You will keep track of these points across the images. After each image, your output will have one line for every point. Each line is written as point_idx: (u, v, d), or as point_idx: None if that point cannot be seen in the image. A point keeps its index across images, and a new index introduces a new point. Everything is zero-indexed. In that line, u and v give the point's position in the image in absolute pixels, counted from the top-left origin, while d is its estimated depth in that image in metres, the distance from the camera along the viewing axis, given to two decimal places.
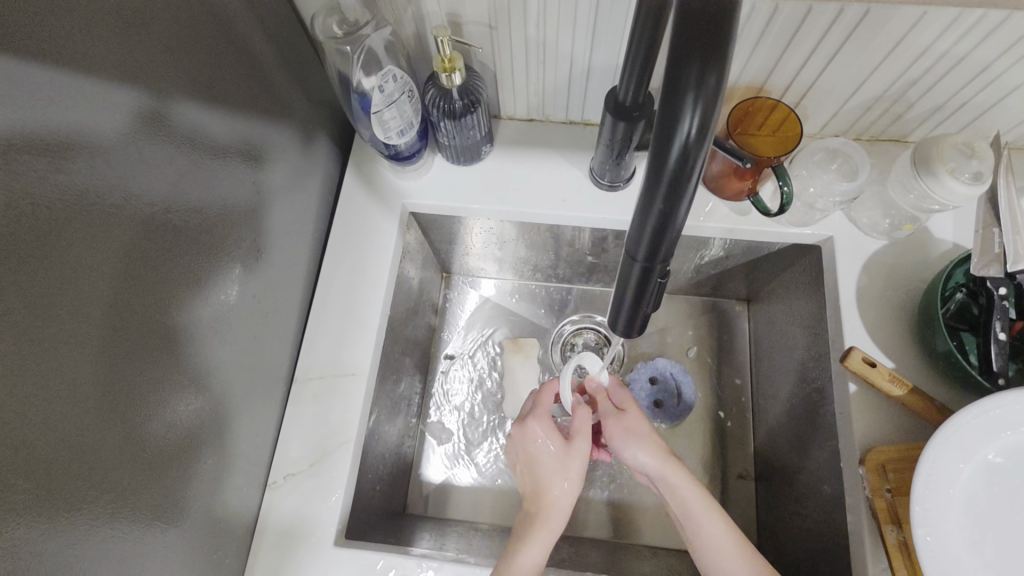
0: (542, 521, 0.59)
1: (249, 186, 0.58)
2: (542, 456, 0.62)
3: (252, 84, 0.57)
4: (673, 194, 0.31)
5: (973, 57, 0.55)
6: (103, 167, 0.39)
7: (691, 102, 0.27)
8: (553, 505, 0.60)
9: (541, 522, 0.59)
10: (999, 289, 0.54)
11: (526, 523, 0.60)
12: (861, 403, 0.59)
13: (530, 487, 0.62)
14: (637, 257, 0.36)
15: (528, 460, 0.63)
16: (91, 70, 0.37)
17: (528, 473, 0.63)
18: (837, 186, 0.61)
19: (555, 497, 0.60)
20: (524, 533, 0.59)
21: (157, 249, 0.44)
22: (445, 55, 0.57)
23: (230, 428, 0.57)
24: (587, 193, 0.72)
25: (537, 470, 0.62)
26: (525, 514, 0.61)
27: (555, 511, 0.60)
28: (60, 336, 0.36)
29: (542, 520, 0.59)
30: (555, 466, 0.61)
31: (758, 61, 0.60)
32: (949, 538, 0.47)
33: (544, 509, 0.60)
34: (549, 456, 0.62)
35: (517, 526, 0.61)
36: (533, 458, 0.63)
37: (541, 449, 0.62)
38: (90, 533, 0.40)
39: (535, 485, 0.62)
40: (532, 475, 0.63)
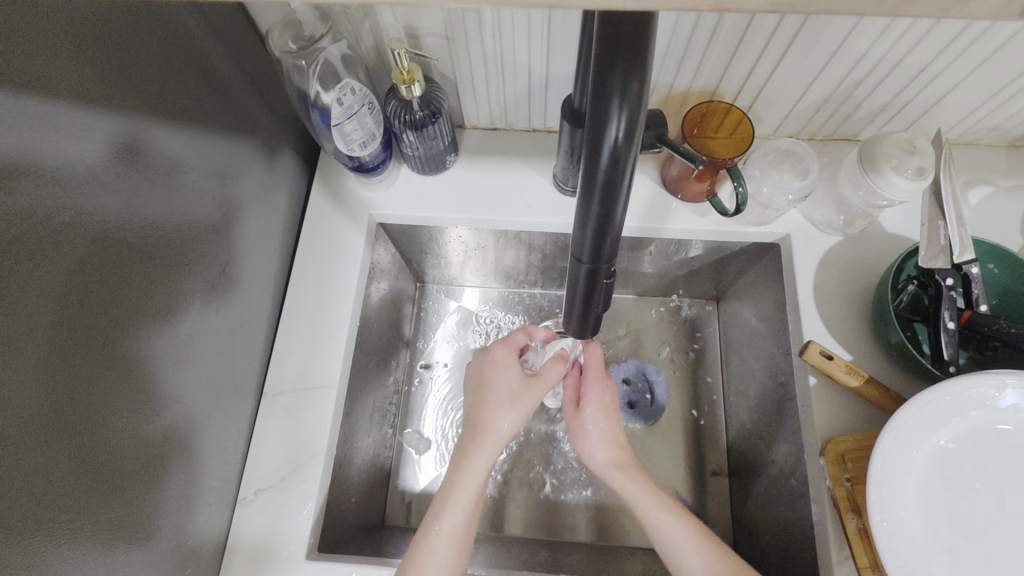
0: (478, 446, 0.59)
1: (211, 202, 0.58)
2: (501, 382, 0.62)
3: (212, 100, 0.58)
4: (608, 195, 0.32)
5: (911, 58, 0.57)
6: (54, 188, 0.39)
7: (616, 108, 0.29)
8: (491, 431, 0.59)
9: (478, 449, 0.59)
10: (946, 279, 0.56)
11: (464, 450, 0.59)
12: (821, 396, 0.60)
13: (473, 411, 0.62)
14: (582, 258, 0.37)
15: (478, 382, 0.64)
16: (40, 92, 0.38)
17: (477, 396, 0.62)
18: (789, 184, 0.63)
19: (497, 425, 0.59)
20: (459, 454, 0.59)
21: (114, 267, 0.45)
22: (403, 68, 0.57)
23: (198, 444, 0.56)
24: (552, 199, 0.73)
25: (485, 397, 0.62)
26: (464, 434, 0.61)
27: (493, 436, 0.59)
28: (13, 357, 0.36)
29: (480, 445, 0.59)
30: (502, 396, 0.61)
31: (710, 67, 0.62)
32: (904, 523, 0.48)
33: (483, 436, 0.59)
34: (509, 383, 0.62)
35: (454, 453, 0.60)
36: (483, 380, 0.63)
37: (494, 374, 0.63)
38: (50, 556, 0.40)
39: (477, 406, 0.62)
40: (477, 398, 0.62)
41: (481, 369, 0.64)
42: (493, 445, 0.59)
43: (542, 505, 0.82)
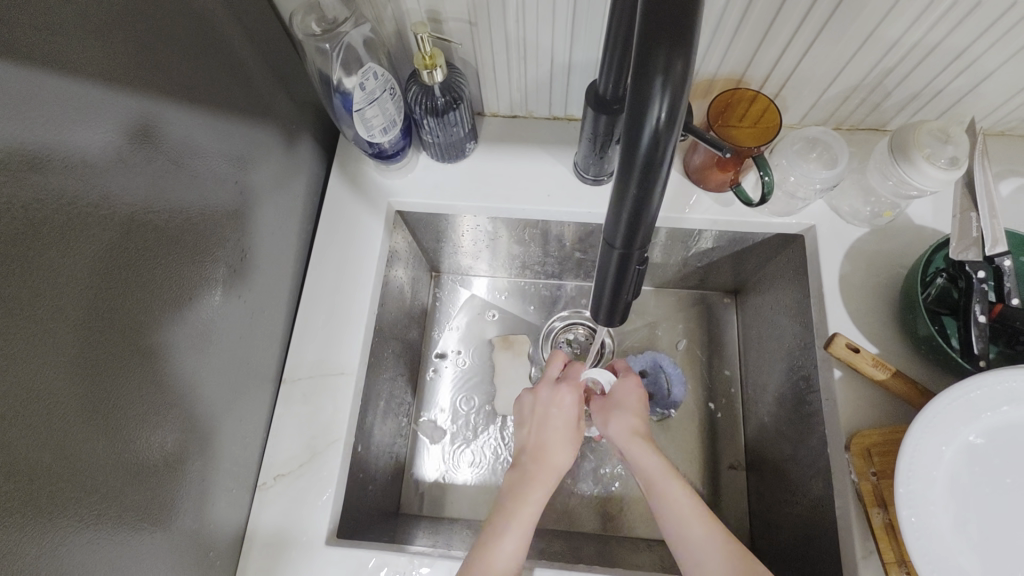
0: (542, 477, 0.60)
1: (232, 187, 0.58)
2: (561, 425, 0.63)
3: (233, 84, 0.57)
4: (646, 180, 0.31)
5: (944, 46, 0.56)
6: (84, 169, 0.39)
7: (660, 88, 0.28)
8: (552, 466, 0.61)
9: (537, 480, 0.59)
10: (977, 272, 0.55)
11: (522, 480, 0.60)
12: (845, 389, 0.59)
13: (534, 444, 0.62)
14: (615, 244, 0.36)
15: (536, 420, 0.64)
16: (69, 72, 0.37)
17: (535, 429, 0.64)
18: (817, 174, 0.61)
19: (556, 462, 0.61)
20: (520, 487, 0.59)
21: (140, 249, 0.45)
22: (425, 53, 0.57)
23: (219, 429, 0.57)
24: (572, 187, 0.73)
25: (546, 432, 0.63)
26: (524, 466, 0.61)
27: (553, 472, 0.60)
28: (41, 336, 0.36)
29: (538, 481, 0.59)
30: (564, 433, 0.63)
31: (737, 53, 0.61)
32: (934, 518, 0.48)
33: (545, 469, 0.60)
34: (568, 429, 0.63)
35: (510, 482, 0.60)
36: (549, 420, 0.64)
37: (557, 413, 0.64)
38: (73, 538, 0.40)
39: (538, 442, 0.62)
40: (538, 432, 0.63)
41: (543, 408, 0.64)
42: (552, 481, 0.60)
43: (557, 495, 0.81)
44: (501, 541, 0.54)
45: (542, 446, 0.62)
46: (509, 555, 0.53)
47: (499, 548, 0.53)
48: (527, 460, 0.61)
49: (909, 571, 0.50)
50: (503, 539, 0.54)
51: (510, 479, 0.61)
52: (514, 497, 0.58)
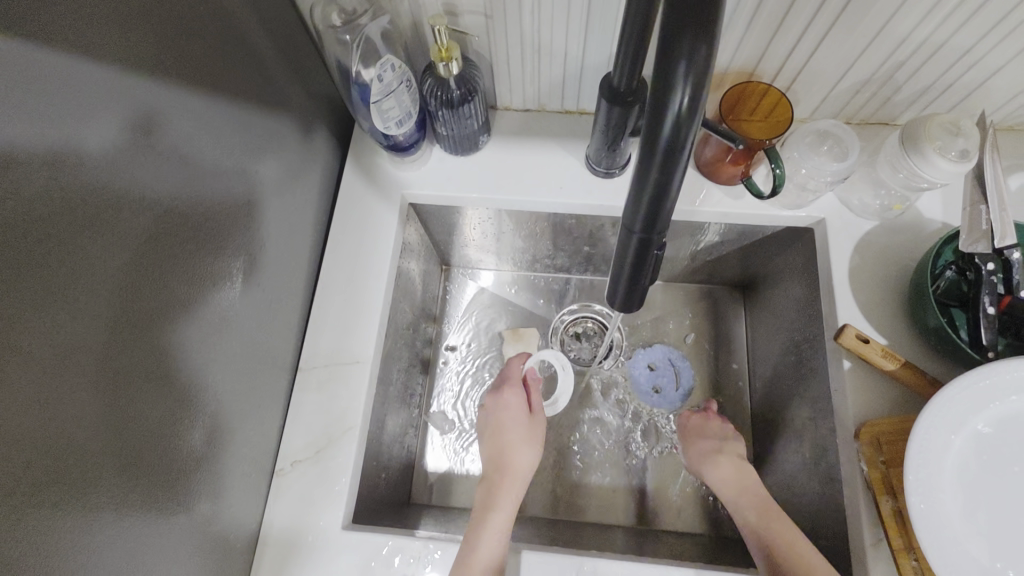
0: (508, 482, 0.66)
1: (251, 177, 0.59)
2: (512, 428, 0.70)
3: (252, 76, 0.58)
4: (667, 166, 0.32)
5: (954, 41, 0.56)
6: (113, 155, 0.40)
7: (682, 74, 0.29)
8: (517, 469, 0.67)
9: (506, 486, 0.66)
10: (987, 265, 0.56)
11: (494, 488, 0.66)
12: (854, 380, 0.60)
13: (495, 454, 0.69)
14: (635, 229, 0.37)
15: (494, 429, 0.71)
16: (98, 60, 0.38)
17: (493, 439, 0.70)
18: (828, 166, 0.62)
19: (521, 462, 0.68)
20: (492, 496, 0.65)
21: (165, 236, 0.46)
22: (442, 45, 0.58)
23: (238, 415, 0.58)
24: (584, 180, 0.73)
25: (501, 438, 0.70)
26: (489, 479, 0.67)
27: (520, 473, 0.67)
28: (74, 318, 0.37)
29: (508, 484, 0.66)
30: (518, 432, 0.70)
31: (749, 46, 0.61)
32: (942, 505, 0.48)
33: (510, 473, 0.67)
34: (519, 428, 0.70)
35: (482, 492, 0.66)
36: (499, 425, 0.71)
37: (507, 416, 0.71)
38: (102, 515, 0.41)
39: (499, 451, 0.69)
40: (497, 443, 0.70)
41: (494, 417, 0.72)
42: (521, 483, 0.67)
43: (567, 486, 0.82)
44: (478, 542, 0.58)
45: (504, 455, 0.68)
46: (489, 548, 0.57)
47: (478, 544, 0.57)
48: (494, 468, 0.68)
49: (916, 558, 0.51)
50: (481, 539, 0.58)
51: (482, 493, 0.66)
52: (487, 506, 0.63)
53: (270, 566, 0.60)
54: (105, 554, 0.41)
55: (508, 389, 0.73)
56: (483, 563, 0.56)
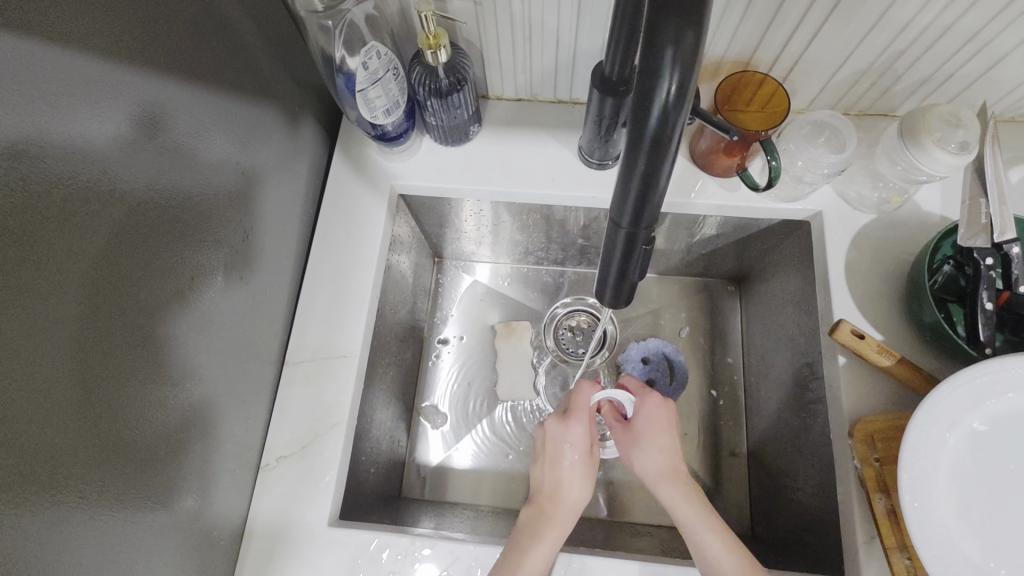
0: (558, 516, 0.58)
1: (233, 168, 0.57)
2: (573, 458, 0.61)
3: (235, 63, 0.56)
4: (655, 157, 0.31)
5: (957, 29, 0.55)
6: (85, 144, 0.38)
7: (670, 61, 0.28)
8: (568, 504, 0.59)
9: (555, 519, 0.58)
10: (985, 259, 0.54)
11: (538, 522, 0.58)
12: (848, 376, 0.59)
13: (547, 481, 0.61)
14: (622, 223, 0.36)
15: (547, 456, 0.62)
16: (70, 45, 0.37)
17: (548, 467, 0.62)
18: (825, 158, 0.61)
19: (573, 498, 0.60)
20: (537, 525, 0.58)
21: (141, 228, 0.44)
22: (429, 32, 0.56)
23: (222, 409, 0.57)
24: (577, 171, 0.72)
25: (557, 467, 0.61)
26: (539, 504, 0.60)
27: (569, 511, 0.59)
28: (43, 314, 0.36)
29: (557, 518, 0.58)
30: (579, 468, 0.61)
31: (746, 34, 0.60)
32: (937, 504, 0.48)
33: (561, 507, 0.59)
34: (581, 461, 0.61)
35: (524, 519, 0.59)
36: (559, 454, 0.61)
37: (567, 444, 0.61)
38: (77, 513, 0.40)
39: (552, 480, 0.61)
40: (552, 471, 0.61)
41: (554, 441, 0.62)
42: (570, 518, 0.59)
43: None
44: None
45: (556, 483, 0.61)
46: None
47: None
48: (543, 494, 0.60)
49: (909, 557, 0.51)
50: None
51: (525, 518, 0.60)
52: (530, 535, 0.57)
53: (255, 562, 0.59)
54: (79, 555, 0.40)
55: (575, 420, 0.62)
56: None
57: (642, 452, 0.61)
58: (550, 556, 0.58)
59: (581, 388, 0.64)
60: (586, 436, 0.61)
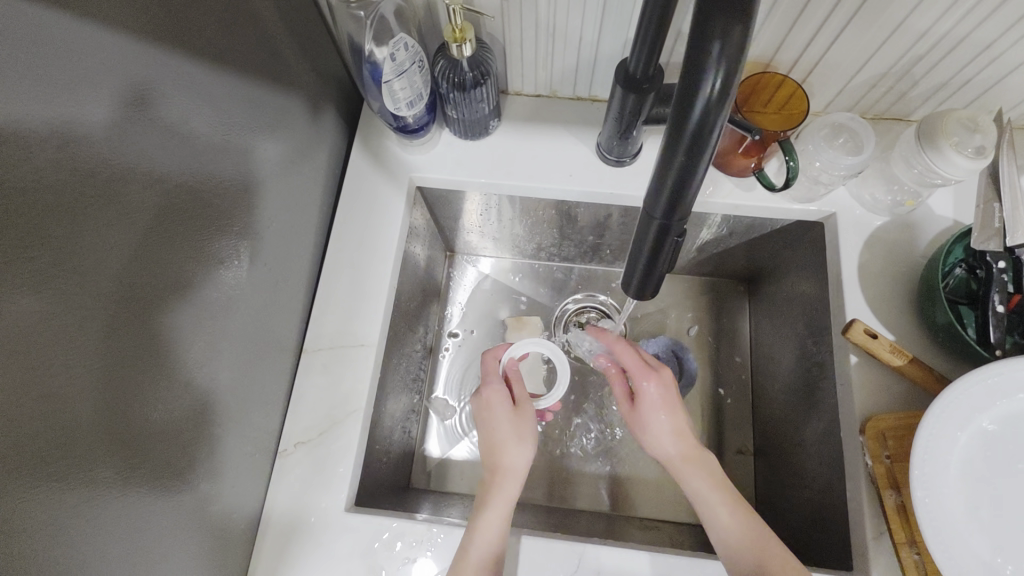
0: (498, 483, 0.60)
1: (257, 155, 0.57)
2: (501, 421, 0.63)
3: (262, 52, 0.57)
4: (694, 149, 0.32)
5: (975, 35, 0.55)
6: (123, 125, 0.39)
7: (716, 55, 0.28)
8: (508, 467, 0.61)
9: (497, 485, 0.60)
10: (998, 262, 0.56)
11: (485, 490, 0.60)
12: (860, 375, 0.60)
13: (484, 449, 0.63)
14: (655, 214, 0.37)
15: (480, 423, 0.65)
16: (112, 28, 0.38)
17: (482, 431, 0.65)
18: (843, 160, 0.61)
19: (512, 462, 0.61)
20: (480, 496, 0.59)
21: (173, 210, 0.45)
22: (456, 25, 0.57)
23: (241, 394, 0.57)
24: (594, 167, 0.72)
25: (489, 431, 0.63)
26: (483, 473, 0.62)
27: (510, 474, 0.60)
28: (80, 291, 0.36)
29: (501, 484, 0.60)
30: (506, 429, 0.62)
31: (768, 36, 0.61)
32: (947, 501, 0.49)
33: (498, 472, 0.60)
34: (506, 422, 0.63)
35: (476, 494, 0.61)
36: (488, 423, 0.64)
37: (491, 412, 0.64)
38: (105, 491, 0.41)
39: (488, 446, 0.63)
40: (486, 440, 0.63)
41: (477, 416, 0.65)
42: (512, 482, 0.60)
43: (567, 474, 0.82)
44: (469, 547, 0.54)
45: (493, 450, 0.62)
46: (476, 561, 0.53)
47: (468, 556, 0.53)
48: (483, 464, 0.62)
49: (918, 552, 0.51)
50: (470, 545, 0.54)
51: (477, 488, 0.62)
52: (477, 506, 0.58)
53: (271, 546, 0.60)
54: (105, 533, 0.41)
55: (488, 385, 0.66)
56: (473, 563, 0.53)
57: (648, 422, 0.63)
58: (560, 545, 0.59)
59: (488, 355, 0.69)
60: (505, 398, 0.64)
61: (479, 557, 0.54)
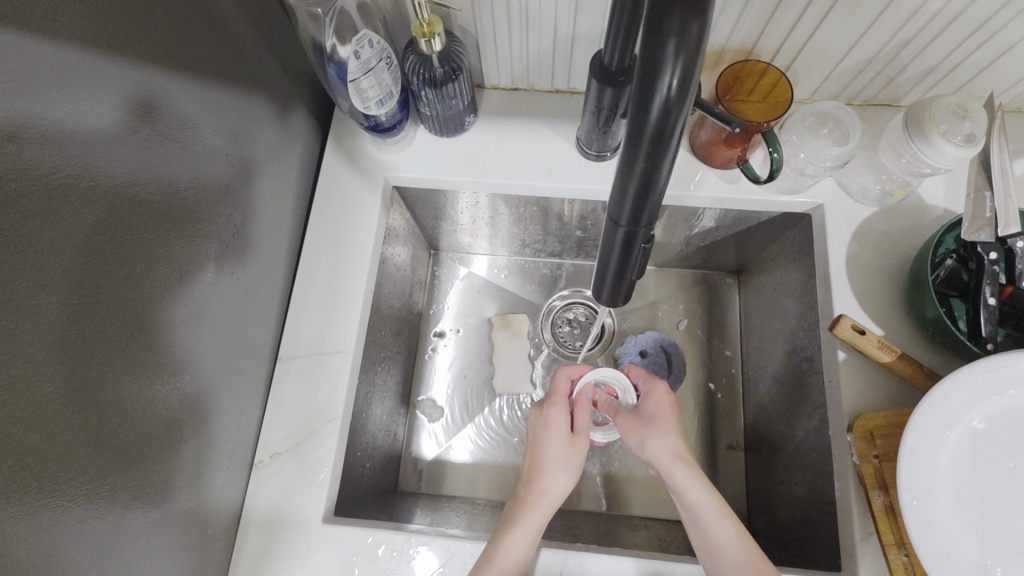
0: (533, 503, 0.59)
1: (222, 160, 0.56)
2: (551, 443, 0.62)
3: (223, 52, 0.55)
4: (656, 153, 0.30)
5: (966, 16, 0.53)
6: (66, 137, 0.37)
7: (673, 53, 0.27)
8: (544, 490, 0.60)
9: (532, 506, 0.59)
10: (989, 253, 0.53)
11: (517, 507, 0.59)
12: (848, 371, 0.59)
13: (529, 468, 0.62)
14: (620, 221, 0.35)
15: (535, 442, 0.64)
16: (50, 37, 0.36)
17: (534, 450, 0.63)
18: (827, 151, 0.59)
19: (552, 486, 0.60)
20: (515, 512, 0.59)
21: (128, 223, 0.43)
22: (423, 20, 0.54)
23: (214, 407, 0.56)
24: (574, 162, 0.70)
25: (538, 452, 0.62)
26: (520, 491, 0.61)
27: (544, 497, 0.60)
28: (27, 314, 0.35)
29: (534, 505, 0.59)
30: (554, 453, 0.61)
31: (748, 23, 0.58)
32: (935, 503, 0.47)
33: (540, 494, 0.60)
34: (557, 445, 0.62)
35: (509, 509, 0.60)
36: (540, 439, 0.63)
37: (546, 433, 0.63)
38: (68, 515, 0.39)
39: (535, 466, 0.62)
40: (533, 456, 0.63)
41: (534, 431, 0.64)
42: (547, 507, 0.60)
43: None
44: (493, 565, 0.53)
45: (534, 470, 0.62)
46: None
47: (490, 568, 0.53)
48: (525, 481, 0.62)
49: (906, 553, 0.50)
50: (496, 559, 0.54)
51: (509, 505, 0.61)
52: (508, 520, 0.58)
53: (250, 559, 0.59)
54: (69, 559, 0.40)
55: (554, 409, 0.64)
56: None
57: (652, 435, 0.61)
58: (544, 553, 0.58)
59: (560, 376, 0.68)
60: (560, 422, 0.63)
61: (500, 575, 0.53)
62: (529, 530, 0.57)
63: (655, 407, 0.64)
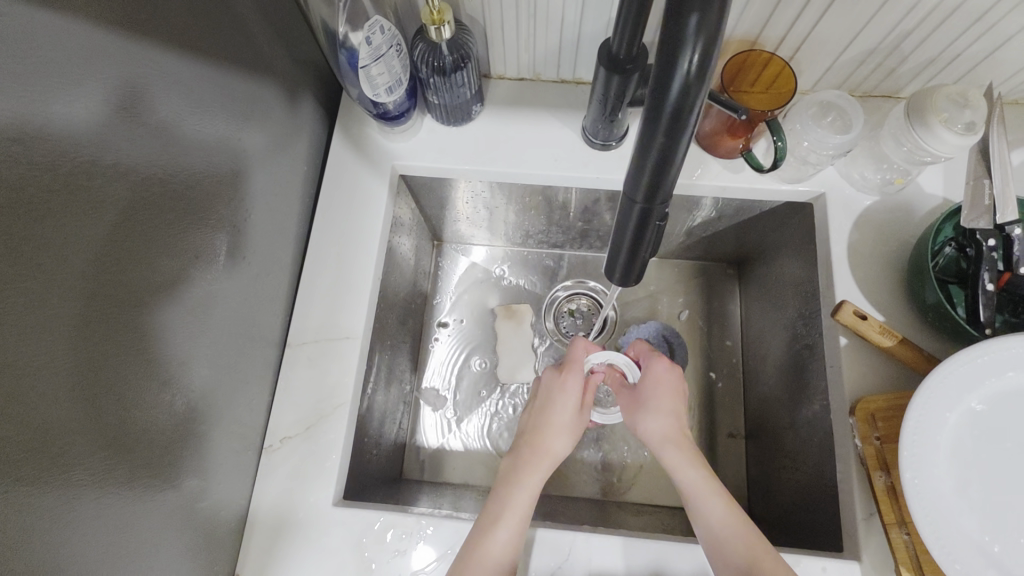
0: (536, 462, 0.60)
1: (233, 146, 0.56)
2: (562, 410, 0.64)
3: (236, 40, 0.55)
4: (673, 129, 0.31)
5: (969, 5, 0.54)
6: (86, 116, 0.37)
7: (694, 30, 0.28)
8: (548, 451, 0.61)
9: (535, 466, 0.60)
10: (988, 240, 0.55)
11: (518, 467, 0.60)
12: (849, 357, 0.60)
13: (532, 430, 0.63)
14: (636, 199, 0.36)
15: (542, 407, 0.65)
16: (69, 15, 0.36)
17: (538, 414, 0.65)
18: (830, 139, 0.60)
19: (554, 448, 0.62)
20: (516, 472, 0.60)
21: (145, 203, 0.44)
22: (433, 7, 0.55)
23: (225, 390, 0.56)
24: (579, 152, 0.71)
25: (546, 415, 0.64)
26: (520, 453, 0.62)
27: (548, 458, 0.61)
28: (50, 290, 0.35)
29: (537, 465, 0.60)
30: (564, 419, 0.63)
31: (754, 13, 0.59)
32: (936, 481, 0.48)
33: (541, 454, 0.61)
34: (567, 414, 0.63)
35: (506, 470, 0.61)
36: (549, 404, 0.64)
37: (557, 399, 0.64)
38: (87, 491, 0.40)
39: (536, 429, 0.63)
40: (539, 419, 0.64)
41: (546, 394, 0.66)
42: (548, 467, 0.61)
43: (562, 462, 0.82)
44: (494, 530, 0.53)
45: (538, 431, 0.63)
46: (503, 544, 0.53)
47: (496, 534, 0.53)
48: (526, 443, 0.62)
49: (908, 532, 0.51)
50: (498, 527, 0.54)
51: (508, 465, 0.62)
52: (509, 481, 0.59)
53: (260, 541, 0.59)
54: (87, 534, 0.40)
55: (570, 373, 0.65)
56: (497, 547, 0.52)
57: (648, 415, 0.63)
58: (539, 533, 0.58)
59: (579, 344, 0.68)
60: (577, 392, 0.64)
61: (497, 546, 0.52)
62: (530, 493, 0.57)
63: (652, 387, 0.64)
